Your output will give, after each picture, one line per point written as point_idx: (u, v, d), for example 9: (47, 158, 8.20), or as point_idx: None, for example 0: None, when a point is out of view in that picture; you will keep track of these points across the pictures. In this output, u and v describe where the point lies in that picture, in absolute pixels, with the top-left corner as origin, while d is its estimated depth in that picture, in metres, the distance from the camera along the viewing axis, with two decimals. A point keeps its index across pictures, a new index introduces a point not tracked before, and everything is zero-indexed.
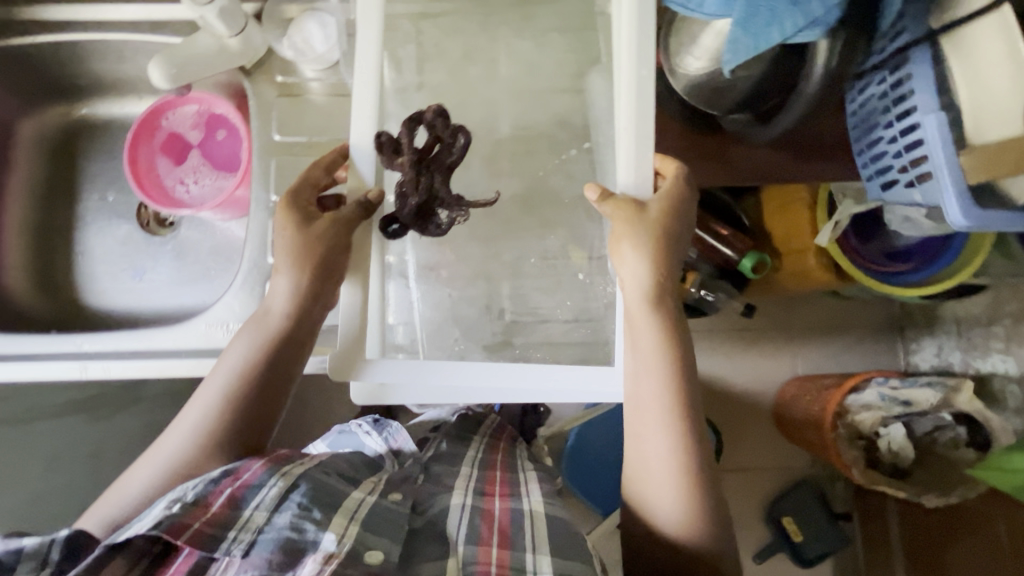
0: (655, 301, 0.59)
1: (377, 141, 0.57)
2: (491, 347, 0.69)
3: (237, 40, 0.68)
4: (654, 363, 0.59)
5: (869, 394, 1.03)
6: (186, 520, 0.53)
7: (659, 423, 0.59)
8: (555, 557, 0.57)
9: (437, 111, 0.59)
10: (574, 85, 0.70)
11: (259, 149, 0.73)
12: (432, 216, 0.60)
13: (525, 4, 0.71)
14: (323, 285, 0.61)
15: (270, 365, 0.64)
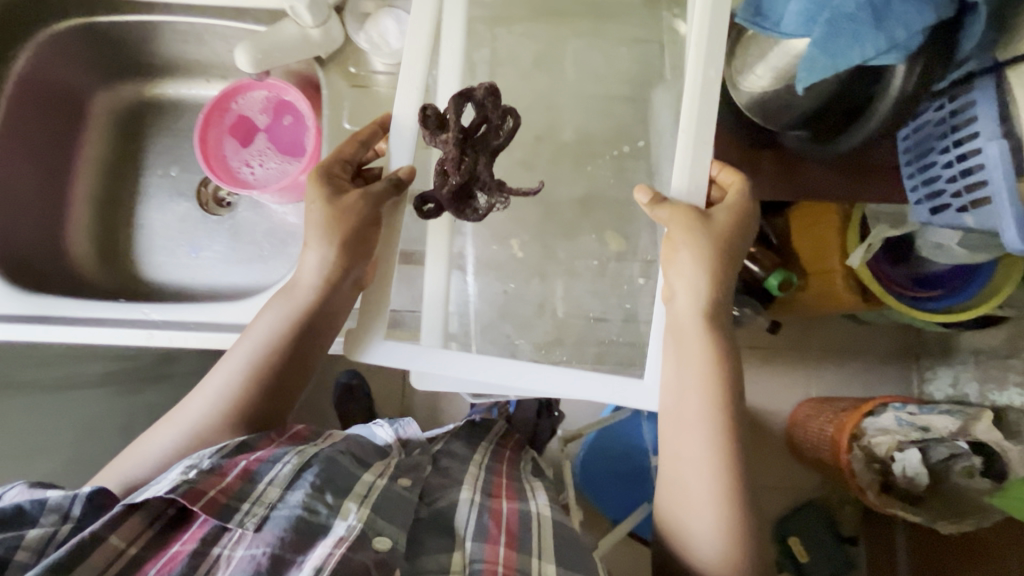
0: (710, 316, 0.61)
1: (424, 114, 0.57)
2: (540, 344, 0.70)
3: (319, 31, 0.71)
4: (695, 378, 0.61)
5: (886, 419, 1.02)
6: (200, 487, 0.55)
7: (692, 437, 0.61)
8: (560, 566, 0.60)
9: (490, 90, 0.57)
10: (638, 95, 0.72)
11: (330, 137, 0.75)
12: (471, 200, 0.59)
13: (594, 15, 0.74)
14: (351, 260, 0.63)
15: (298, 337, 0.65)
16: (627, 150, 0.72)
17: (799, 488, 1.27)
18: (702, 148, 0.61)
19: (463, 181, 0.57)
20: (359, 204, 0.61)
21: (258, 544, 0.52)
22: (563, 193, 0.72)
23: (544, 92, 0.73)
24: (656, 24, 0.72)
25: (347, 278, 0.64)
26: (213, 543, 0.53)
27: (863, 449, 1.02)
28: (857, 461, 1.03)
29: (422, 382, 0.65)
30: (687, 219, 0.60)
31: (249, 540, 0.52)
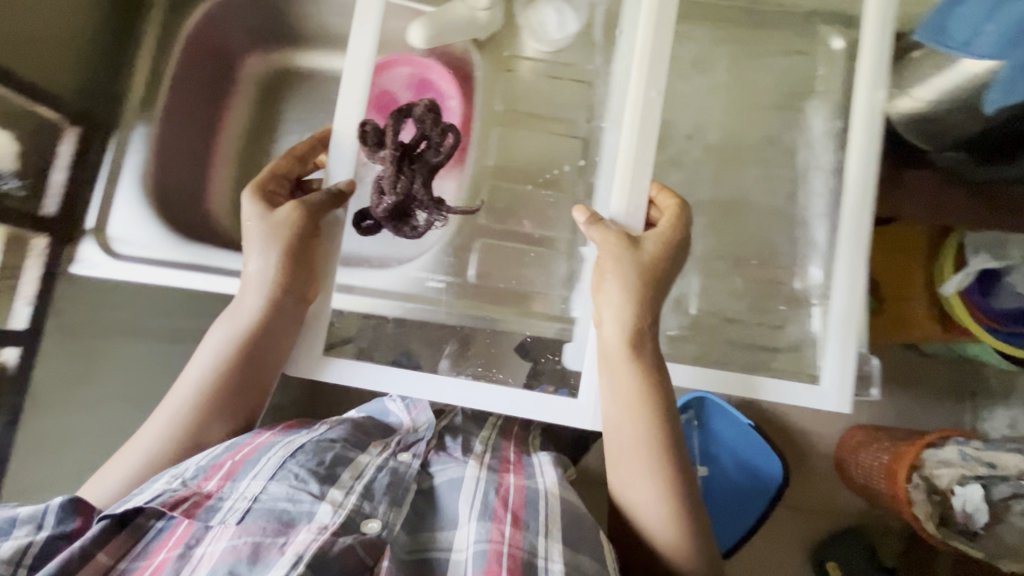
0: (637, 351, 0.61)
1: (364, 133, 0.66)
2: (675, 338, 0.71)
3: (488, 13, 0.77)
4: (634, 386, 0.60)
5: (948, 450, 0.88)
6: (183, 493, 0.55)
7: (643, 445, 0.60)
8: (566, 544, 0.56)
9: (428, 109, 0.69)
10: (790, 106, 0.74)
11: (481, 118, 0.79)
12: (410, 218, 0.70)
13: (754, 24, 0.75)
14: (296, 271, 0.64)
15: (246, 360, 0.63)
16: (776, 158, 0.74)
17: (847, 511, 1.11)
18: (636, 185, 0.67)
19: (400, 200, 0.67)
20: (298, 218, 0.63)
21: (241, 535, 0.52)
22: (706, 195, 0.74)
23: (697, 94, 0.74)
24: (813, 35, 0.74)
25: (290, 296, 0.64)
26: (196, 544, 0.52)
27: (925, 481, 0.87)
28: (916, 491, 0.87)
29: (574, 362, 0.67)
30: (608, 243, 0.63)
31: (230, 533, 0.52)
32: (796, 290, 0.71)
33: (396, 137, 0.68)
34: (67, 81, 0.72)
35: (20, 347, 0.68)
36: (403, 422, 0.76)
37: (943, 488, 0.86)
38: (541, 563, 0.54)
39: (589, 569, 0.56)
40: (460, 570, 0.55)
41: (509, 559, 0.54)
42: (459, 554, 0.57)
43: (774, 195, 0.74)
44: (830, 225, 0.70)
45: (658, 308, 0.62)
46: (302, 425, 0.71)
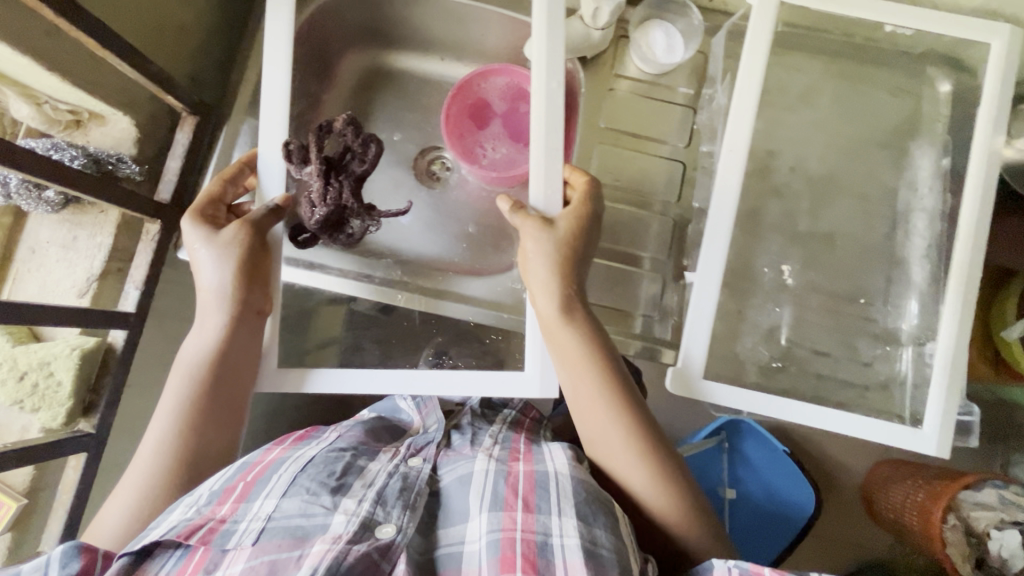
0: (568, 315, 0.65)
1: (287, 152, 0.66)
2: (765, 370, 0.71)
3: (602, 33, 0.73)
4: (590, 368, 0.65)
5: (986, 493, 0.87)
6: (198, 521, 0.58)
7: (606, 411, 0.66)
8: (578, 520, 0.58)
9: (348, 124, 0.69)
10: (891, 146, 0.74)
11: (583, 133, 0.79)
12: (344, 226, 0.70)
13: (862, 61, 0.75)
14: (251, 288, 0.65)
15: (214, 383, 0.65)
16: (876, 195, 0.74)
17: (877, 544, 1.15)
18: (549, 168, 0.68)
19: (332, 211, 0.67)
20: (244, 235, 0.65)
21: (257, 556, 0.54)
22: (802, 226, 0.74)
23: (800, 126, 0.74)
24: (920, 76, 0.74)
25: (249, 308, 0.65)
26: (213, 569, 0.54)
27: (963, 522, 0.86)
28: (953, 532, 0.86)
29: (692, 391, 0.63)
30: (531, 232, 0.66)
31: (246, 555, 0.54)
32: (887, 328, 0.72)
33: (320, 152, 0.67)
34: (182, 70, 0.72)
35: (128, 331, 0.67)
36: (415, 420, 0.80)
37: (980, 532, 0.85)
38: (557, 541, 0.56)
39: (605, 542, 0.57)
40: (475, 561, 0.57)
41: (523, 544, 0.56)
42: (471, 546, 0.59)
43: (873, 231, 0.73)
44: (930, 267, 0.70)
45: (581, 273, 0.67)
46: (319, 431, 0.77)
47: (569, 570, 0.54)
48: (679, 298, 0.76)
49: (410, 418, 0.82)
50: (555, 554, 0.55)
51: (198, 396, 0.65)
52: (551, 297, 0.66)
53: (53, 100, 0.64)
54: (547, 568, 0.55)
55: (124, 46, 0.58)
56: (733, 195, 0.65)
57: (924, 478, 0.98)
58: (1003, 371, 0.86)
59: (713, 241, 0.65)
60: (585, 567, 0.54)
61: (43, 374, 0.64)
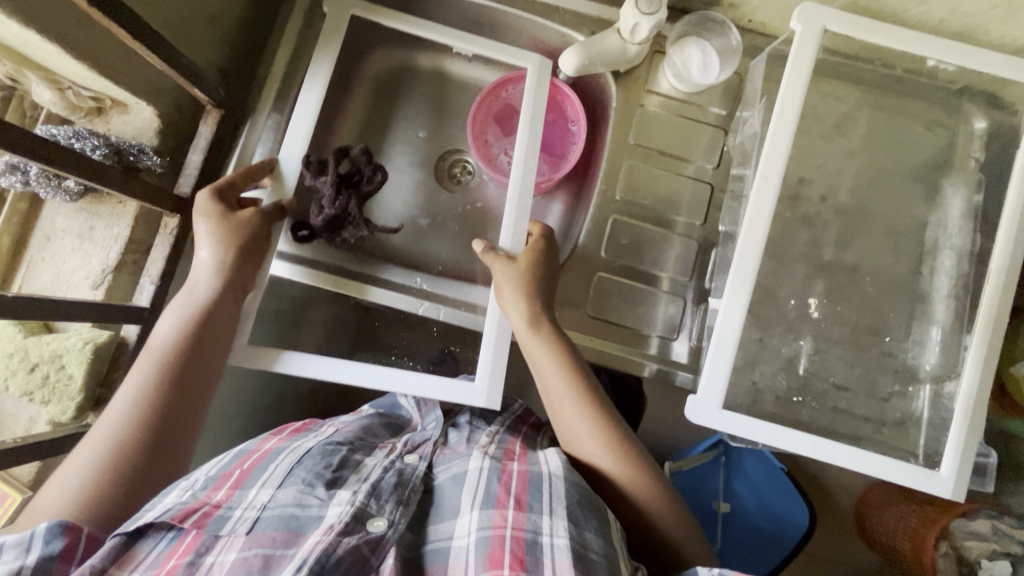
0: (536, 327, 0.68)
1: (308, 160, 0.70)
2: (782, 399, 0.70)
3: (638, 48, 0.71)
4: (558, 378, 0.66)
5: (980, 523, 0.85)
6: (193, 505, 0.57)
7: (582, 422, 0.65)
8: (569, 522, 0.55)
9: (364, 151, 0.73)
10: (923, 179, 0.73)
11: (613, 148, 0.78)
12: (341, 231, 0.74)
13: (901, 90, 0.73)
14: (243, 260, 0.65)
15: (185, 362, 0.62)
16: (905, 229, 0.73)
17: (868, 566, 1.16)
18: (520, 216, 0.72)
19: (336, 215, 0.72)
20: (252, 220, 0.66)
21: (251, 547, 0.53)
22: (829, 256, 0.73)
23: (832, 154, 0.73)
24: (958, 110, 0.73)
25: (236, 282, 0.65)
26: (205, 552, 0.53)
27: (955, 551, 0.85)
28: (944, 560, 0.86)
29: (700, 415, 0.63)
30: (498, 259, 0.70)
31: (240, 544, 0.53)
32: (908, 364, 0.71)
33: (337, 168, 0.71)
34: (204, 63, 0.70)
35: (140, 327, 0.66)
36: (414, 418, 0.78)
37: (971, 561, 0.84)
38: (546, 540, 0.54)
39: (594, 545, 0.55)
40: (462, 556, 0.56)
41: (512, 542, 0.54)
42: (459, 541, 0.57)
43: (899, 265, 0.73)
44: (955, 307, 0.69)
45: (548, 292, 0.70)
46: (319, 424, 0.74)
47: (558, 570, 0.51)
48: (700, 321, 0.76)
49: (410, 415, 0.79)
50: (544, 552, 0.53)
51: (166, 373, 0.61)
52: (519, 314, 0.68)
53: (76, 86, 0.62)
54: (535, 566, 0.52)
55: (156, 38, 0.56)
56: (764, 224, 0.63)
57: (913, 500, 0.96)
58: (1009, 406, 0.86)
59: (737, 270, 0.64)
60: (574, 567, 0.52)
61: (53, 366, 0.63)
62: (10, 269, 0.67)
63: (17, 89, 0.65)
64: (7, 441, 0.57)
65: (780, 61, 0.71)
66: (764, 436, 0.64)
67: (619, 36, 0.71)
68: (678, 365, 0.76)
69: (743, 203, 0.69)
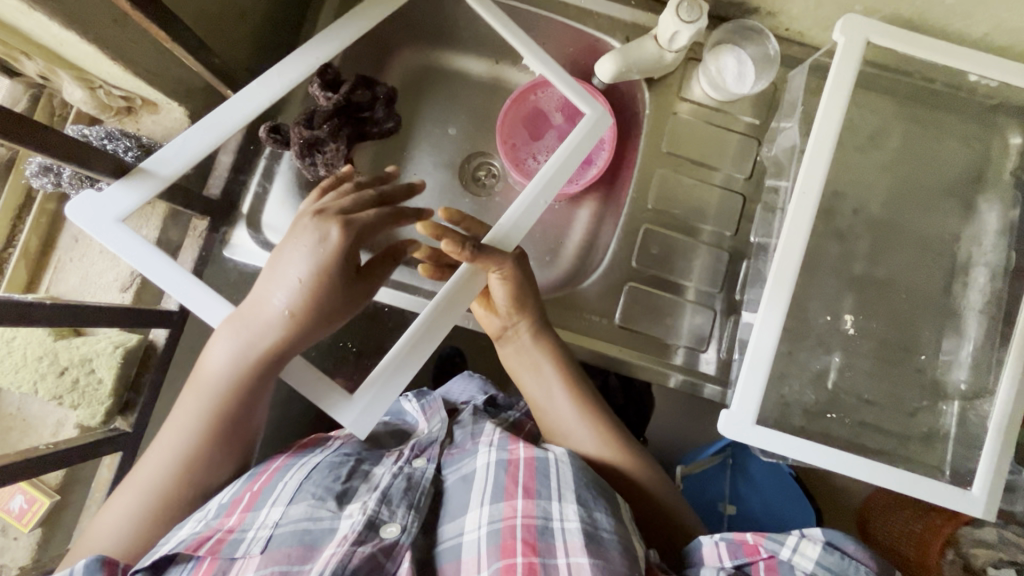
0: (537, 336, 0.72)
1: (324, 71, 0.69)
2: (810, 413, 0.70)
3: (675, 56, 0.70)
4: (562, 400, 0.71)
5: (986, 530, 0.87)
6: (205, 534, 0.58)
7: (584, 424, 0.70)
8: (579, 505, 0.58)
9: (387, 93, 0.77)
10: (958, 193, 0.73)
11: (646, 156, 0.78)
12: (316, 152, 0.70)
13: (941, 102, 0.72)
14: (312, 322, 0.61)
15: (247, 397, 0.63)
16: (937, 244, 0.72)
17: None
18: (533, 205, 0.68)
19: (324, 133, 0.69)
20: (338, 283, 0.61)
21: (267, 566, 0.55)
22: (860, 270, 0.72)
23: (866, 167, 0.72)
24: (995, 125, 0.72)
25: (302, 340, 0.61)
26: None
27: (961, 558, 0.86)
28: (950, 567, 0.87)
29: (734, 430, 0.62)
30: (498, 265, 0.65)
31: (256, 565, 0.55)
32: (937, 380, 0.70)
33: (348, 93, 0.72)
34: (233, 61, 0.69)
35: (169, 330, 0.66)
36: (420, 422, 0.75)
37: (978, 568, 0.86)
38: (557, 525, 0.56)
39: (606, 525, 0.57)
40: (474, 549, 0.57)
41: (523, 530, 0.56)
42: (470, 535, 0.58)
43: (932, 281, 0.72)
44: (987, 324, 0.69)
45: (539, 302, 0.72)
46: (324, 435, 0.73)
47: (570, 551, 0.54)
48: (729, 333, 0.75)
49: (415, 419, 0.77)
50: (556, 536, 0.56)
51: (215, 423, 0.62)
52: (519, 329, 0.72)
53: (107, 85, 0.61)
54: (548, 550, 0.55)
55: (192, 39, 0.55)
56: (802, 237, 0.63)
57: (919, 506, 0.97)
58: None
59: (774, 285, 0.63)
60: (586, 548, 0.54)
61: (83, 370, 0.63)
62: (37, 270, 0.66)
63: (46, 87, 0.64)
64: (37, 447, 0.57)
65: (820, 72, 0.69)
66: (796, 451, 0.64)
67: (656, 43, 0.70)
68: (707, 376, 0.74)
69: (777, 215, 0.69)
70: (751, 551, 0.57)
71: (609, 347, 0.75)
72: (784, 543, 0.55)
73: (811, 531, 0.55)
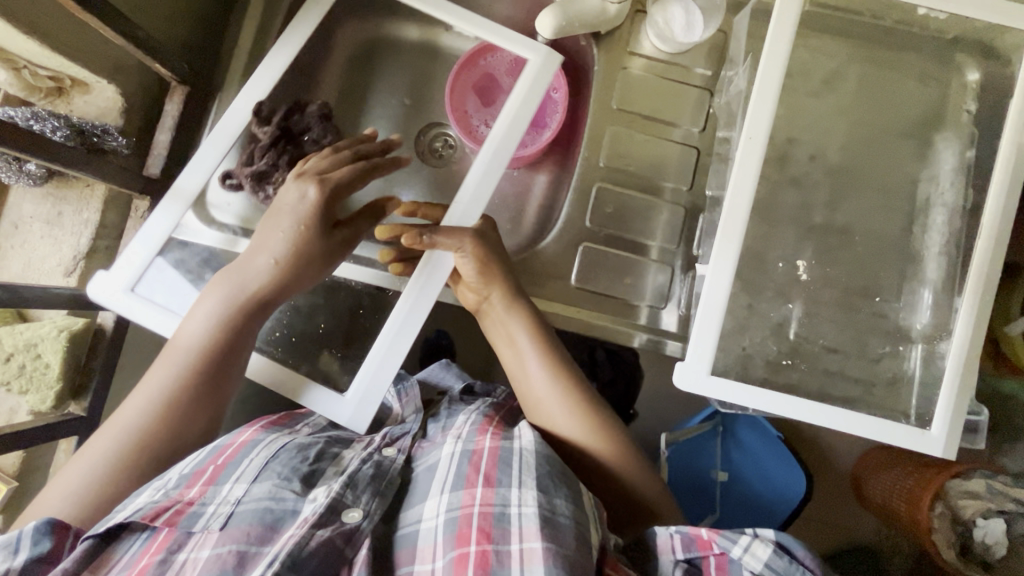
0: (512, 305, 0.70)
1: (257, 108, 0.71)
2: (773, 365, 0.69)
3: (618, 7, 0.70)
4: (538, 373, 0.69)
5: (974, 481, 0.85)
6: (165, 503, 0.58)
7: (561, 404, 0.68)
8: (538, 492, 0.57)
9: (320, 110, 0.76)
10: (915, 134, 0.71)
11: (597, 114, 0.76)
12: (265, 185, 0.71)
13: (891, 42, 0.71)
14: (298, 270, 0.66)
15: (225, 348, 0.65)
16: (896, 186, 0.71)
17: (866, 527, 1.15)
18: (487, 171, 0.71)
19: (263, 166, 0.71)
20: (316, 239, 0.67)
21: (224, 543, 0.55)
22: (818, 218, 0.71)
23: (821, 111, 0.71)
24: (950, 62, 0.70)
25: (287, 291, 0.67)
26: (178, 549, 0.55)
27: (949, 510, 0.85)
28: (940, 520, 0.85)
29: (688, 380, 0.62)
30: (457, 246, 0.67)
31: (214, 541, 0.55)
32: (900, 324, 0.70)
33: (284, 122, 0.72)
34: (165, 38, 0.68)
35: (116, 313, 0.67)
36: (395, 407, 0.75)
37: (966, 519, 0.85)
38: (514, 510, 0.56)
39: (565, 511, 0.56)
40: (431, 537, 0.57)
41: (479, 518, 0.56)
42: (427, 523, 0.58)
43: (891, 225, 0.71)
44: (947, 264, 0.68)
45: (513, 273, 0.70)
46: (293, 418, 0.72)
47: (525, 537, 0.54)
48: (688, 289, 0.74)
49: (390, 403, 0.76)
50: (511, 522, 0.55)
51: (193, 372, 0.64)
52: (491, 301, 0.70)
53: (33, 65, 0.61)
54: (502, 537, 0.55)
55: (108, 11, 0.54)
56: (750, 184, 0.62)
57: (908, 462, 0.96)
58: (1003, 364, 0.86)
59: (722, 233, 0.62)
60: (540, 533, 0.54)
61: (29, 355, 0.63)
62: None
63: None
64: None
65: (764, 16, 0.68)
66: (746, 399, 0.63)
67: None
68: (667, 333, 0.74)
69: (729, 166, 0.67)
70: (705, 546, 0.56)
71: (573, 311, 0.74)
72: (736, 542, 0.54)
73: (764, 532, 0.55)
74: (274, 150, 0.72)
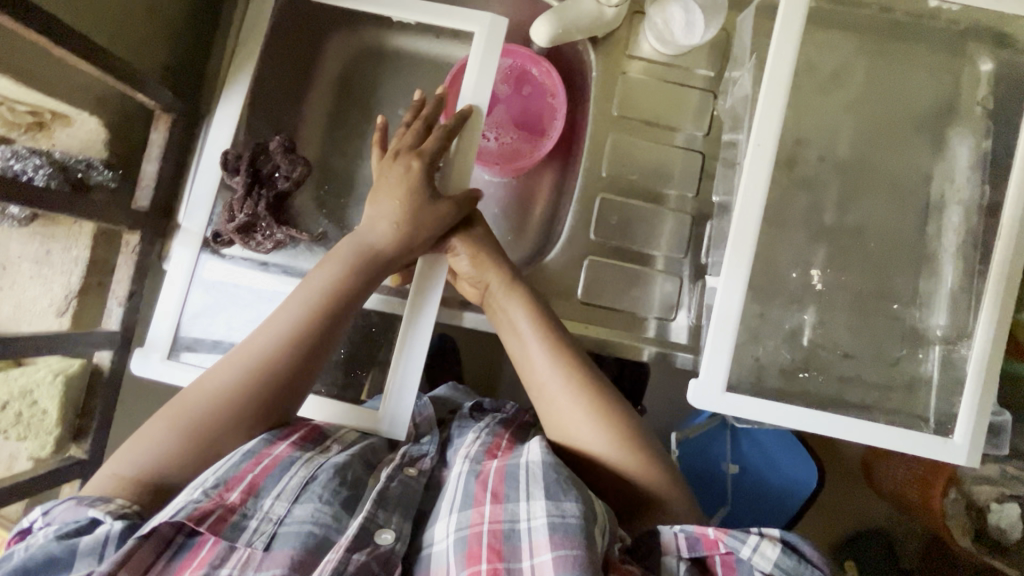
0: (511, 287, 0.70)
1: (224, 160, 0.69)
2: (787, 375, 0.67)
3: (615, 10, 0.67)
4: (541, 357, 0.67)
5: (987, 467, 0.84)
6: (208, 505, 0.54)
7: (566, 385, 0.66)
8: (546, 501, 0.56)
9: (284, 142, 0.71)
10: (929, 128, 0.69)
11: (597, 123, 0.74)
12: (253, 235, 0.69)
13: (902, 34, 0.69)
14: (412, 233, 0.67)
15: (334, 313, 0.65)
16: (910, 184, 0.69)
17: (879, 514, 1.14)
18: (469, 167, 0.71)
19: (243, 219, 0.68)
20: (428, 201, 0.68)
21: (270, 568, 0.52)
22: (829, 219, 0.69)
23: (831, 109, 0.68)
24: (963, 53, 0.68)
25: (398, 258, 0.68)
26: (220, 564, 0.52)
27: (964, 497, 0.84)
28: (953, 506, 0.85)
29: (701, 400, 0.61)
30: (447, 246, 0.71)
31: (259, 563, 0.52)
32: (917, 328, 0.68)
33: (251, 166, 0.69)
34: (146, 64, 0.66)
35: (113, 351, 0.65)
36: None
37: (980, 503, 0.85)
38: (524, 525, 0.55)
39: (574, 512, 0.55)
40: (442, 560, 0.56)
41: (489, 536, 0.55)
42: (438, 545, 0.57)
43: (906, 224, 0.68)
44: (963, 263, 0.66)
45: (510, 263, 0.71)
46: (328, 427, 0.67)
47: (535, 551, 0.53)
48: (698, 299, 0.72)
49: None
50: (521, 538, 0.55)
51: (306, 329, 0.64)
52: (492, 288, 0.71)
53: (10, 101, 0.60)
54: (513, 555, 0.54)
55: (89, 45, 0.52)
56: (761, 194, 0.60)
57: None
58: None
59: (732, 244, 0.61)
60: (551, 544, 0.53)
61: (26, 402, 0.63)
62: None
63: None
64: None
65: (769, 13, 0.65)
66: (751, 411, 0.63)
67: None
68: (677, 345, 0.72)
69: (737, 171, 0.65)
70: (710, 545, 0.56)
71: (571, 314, 0.74)
72: (745, 542, 0.54)
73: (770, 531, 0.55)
74: (247, 195, 0.68)
